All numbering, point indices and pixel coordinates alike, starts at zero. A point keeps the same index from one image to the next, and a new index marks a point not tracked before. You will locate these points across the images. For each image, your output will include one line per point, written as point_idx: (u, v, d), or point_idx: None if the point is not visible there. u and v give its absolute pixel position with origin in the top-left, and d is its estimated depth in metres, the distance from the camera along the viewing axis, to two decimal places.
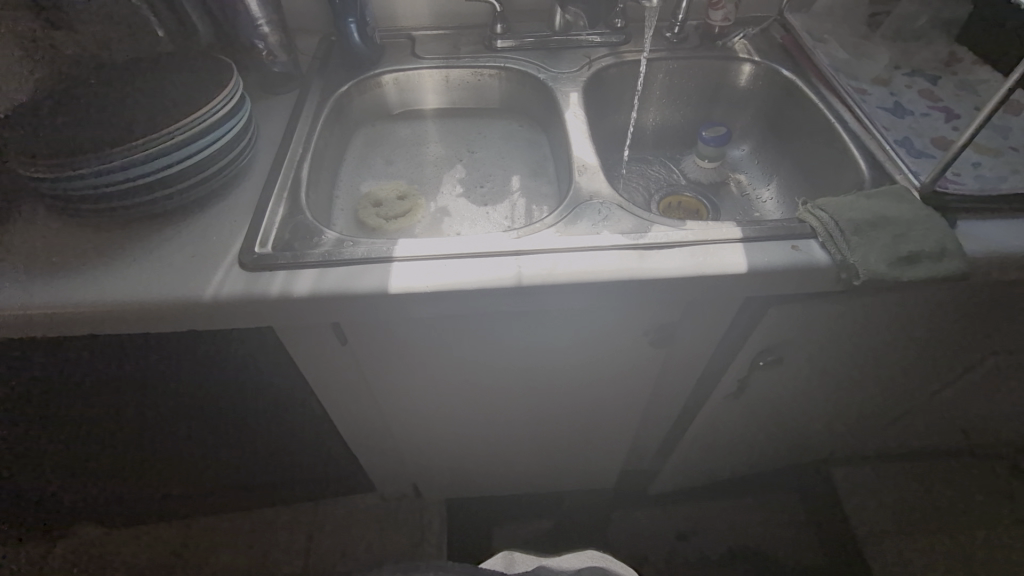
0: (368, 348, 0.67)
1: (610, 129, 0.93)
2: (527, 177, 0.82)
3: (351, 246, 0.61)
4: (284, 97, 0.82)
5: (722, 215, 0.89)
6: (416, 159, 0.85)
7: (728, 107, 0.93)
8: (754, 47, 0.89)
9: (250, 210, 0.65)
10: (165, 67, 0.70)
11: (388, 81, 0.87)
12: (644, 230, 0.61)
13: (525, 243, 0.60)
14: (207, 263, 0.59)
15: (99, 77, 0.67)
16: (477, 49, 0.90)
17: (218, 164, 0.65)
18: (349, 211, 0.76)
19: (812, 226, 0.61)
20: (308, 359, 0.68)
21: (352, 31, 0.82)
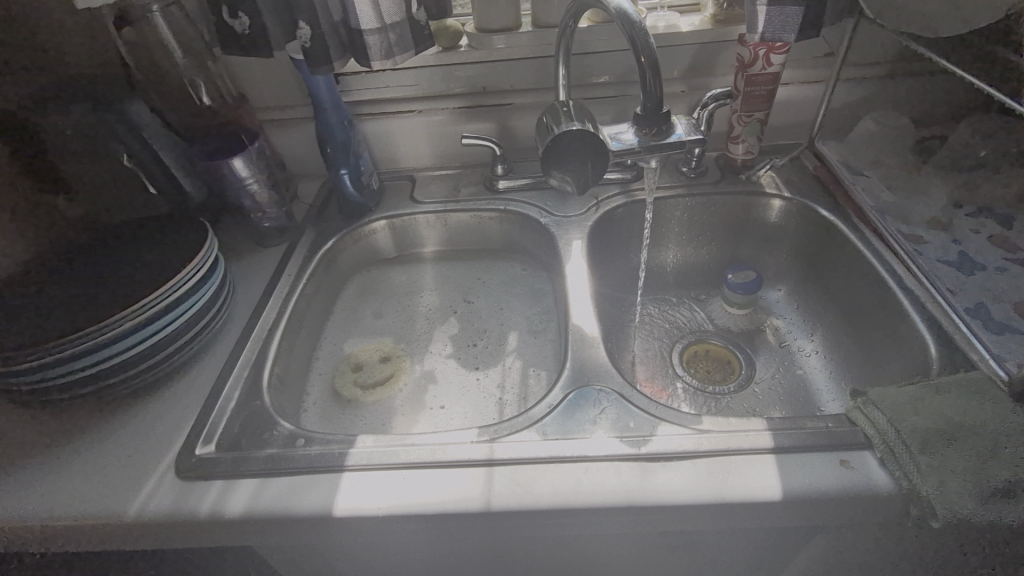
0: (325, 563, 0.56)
1: (625, 268, 0.84)
2: (526, 334, 0.74)
3: (303, 445, 0.52)
4: (275, 249, 0.79)
5: (757, 371, 0.76)
6: (408, 312, 0.78)
7: (758, 243, 0.83)
8: (782, 179, 0.81)
9: (205, 394, 0.58)
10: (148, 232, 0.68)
11: (383, 227, 0.84)
12: (648, 433, 0.50)
13: (501, 449, 0.50)
14: (144, 467, 0.52)
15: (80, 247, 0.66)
16: (478, 190, 0.86)
17: (179, 342, 0.60)
18: (326, 377, 0.69)
19: (863, 429, 0.48)
20: (258, 567, 0.58)
21: (344, 181, 0.80)
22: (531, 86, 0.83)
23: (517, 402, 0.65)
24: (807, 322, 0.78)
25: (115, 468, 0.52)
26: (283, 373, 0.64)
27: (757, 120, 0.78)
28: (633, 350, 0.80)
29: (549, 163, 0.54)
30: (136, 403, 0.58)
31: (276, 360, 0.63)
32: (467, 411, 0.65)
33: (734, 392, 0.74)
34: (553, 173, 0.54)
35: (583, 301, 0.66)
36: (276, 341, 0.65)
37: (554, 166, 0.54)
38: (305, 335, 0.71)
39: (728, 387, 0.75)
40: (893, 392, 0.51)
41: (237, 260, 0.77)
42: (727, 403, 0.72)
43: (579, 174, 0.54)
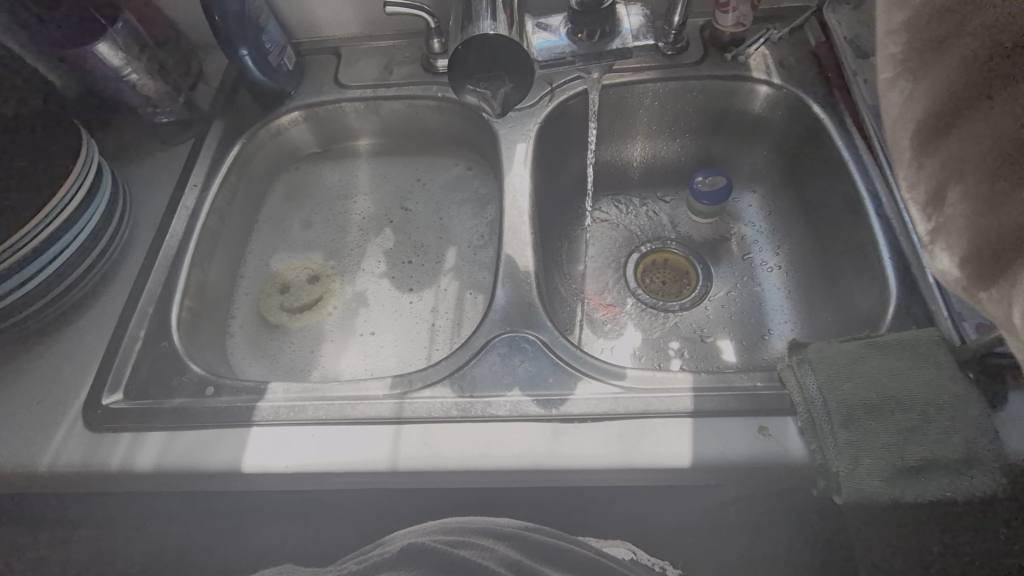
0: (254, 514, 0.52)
1: (583, 167, 0.75)
2: (466, 249, 0.68)
3: (213, 394, 0.50)
4: (179, 148, 0.68)
5: (714, 287, 0.72)
6: (340, 220, 0.71)
7: (738, 138, 0.73)
8: (778, 59, 0.67)
9: (109, 333, 0.54)
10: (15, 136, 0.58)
11: (305, 117, 0.72)
12: (566, 392, 0.48)
13: (412, 407, 0.48)
14: (52, 417, 0.50)
15: None
16: (414, 70, 0.72)
17: (69, 276, 0.54)
18: (251, 299, 0.66)
19: (790, 393, 0.46)
20: None
21: (247, 63, 0.66)
22: None
23: (450, 329, 0.62)
24: (777, 232, 0.71)
25: (21, 419, 0.50)
26: (197, 304, 0.59)
27: None
28: (585, 261, 0.74)
29: (457, 76, 0.42)
30: (36, 343, 0.54)
31: (186, 291, 0.58)
32: (398, 338, 0.62)
33: (686, 309, 0.70)
34: (465, 87, 0.42)
35: (524, 224, 0.59)
36: (184, 269, 0.59)
37: (465, 78, 0.42)
38: (225, 255, 0.66)
39: (681, 304, 0.71)
40: (834, 350, 0.47)
41: (135, 163, 0.67)
42: (675, 323, 0.69)
43: (497, 89, 0.42)
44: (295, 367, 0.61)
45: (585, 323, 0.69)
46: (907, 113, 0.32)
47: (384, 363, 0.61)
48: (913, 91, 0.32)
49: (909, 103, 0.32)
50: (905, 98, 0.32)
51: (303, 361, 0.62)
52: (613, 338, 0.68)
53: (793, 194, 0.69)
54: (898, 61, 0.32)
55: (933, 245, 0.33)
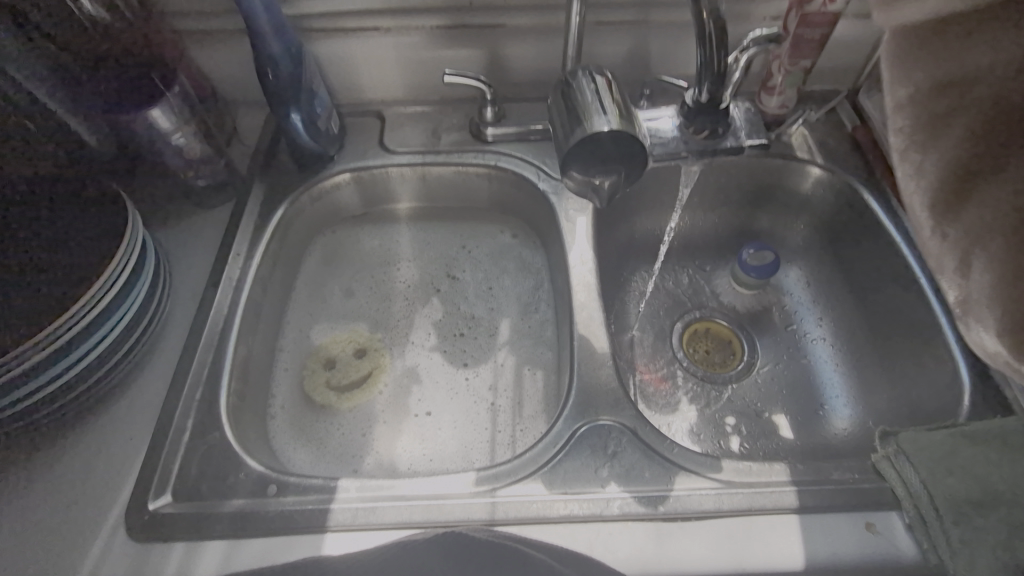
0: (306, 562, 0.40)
1: (628, 236, 0.75)
2: (519, 322, 0.66)
3: (276, 493, 0.46)
4: (216, 213, 0.65)
5: (761, 359, 0.72)
6: (384, 289, 0.69)
7: (778, 212, 0.75)
8: (817, 140, 0.70)
9: (152, 423, 0.50)
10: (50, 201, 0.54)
11: (348, 181, 0.70)
12: (664, 487, 0.45)
13: (503, 508, 0.45)
14: (90, 524, 0.45)
15: None
16: (463, 137, 0.72)
17: (109, 361, 0.50)
18: (293, 376, 0.61)
19: (891, 486, 0.45)
20: None
21: (297, 128, 0.64)
22: (529, 4, 0.66)
23: (511, 408, 0.60)
24: (820, 306, 0.72)
25: (56, 526, 0.45)
26: (244, 385, 0.55)
27: (802, 68, 0.65)
28: (632, 332, 0.73)
29: (568, 161, 0.43)
30: (66, 435, 0.49)
31: (233, 372, 0.54)
32: (458, 418, 0.59)
33: (736, 382, 0.70)
34: (574, 172, 0.43)
35: (592, 301, 0.58)
36: (232, 348, 0.54)
37: (575, 165, 0.43)
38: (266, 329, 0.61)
39: (729, 376, 0.70)
40: (928, 439, 0.46)
41: (168, 228, 0.64)
42: (728, 396, 0.69)
43: (607, 181, 0.43)
44: (346, 452, 0.57)
45: (639, 396, 0.68)
46: (920, 185, 0.28)
47: (444, 446, 0.57)
48: (922, 163, 0.28)
49: (920, 173, 0.28)
50: (914, 172, 0.28)
51: (355, 446, 0.57)
52: (668, 413, 0.67)
53: (838, 268, 0.71)
54: (901, 134, 0.29)
55: (965, 318, 0.28)
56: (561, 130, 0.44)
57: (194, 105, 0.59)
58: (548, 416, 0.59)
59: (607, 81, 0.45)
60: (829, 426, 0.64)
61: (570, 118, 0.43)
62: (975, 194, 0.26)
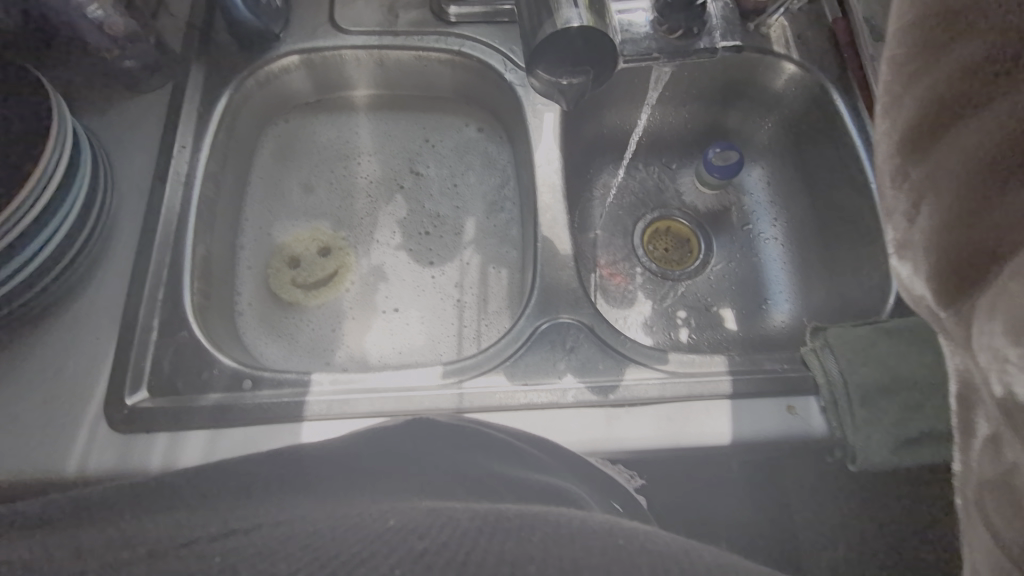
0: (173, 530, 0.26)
1: (597, 132, 0.73)
2: (484, 220, 0.66)
3: (251, 387, 0.48)
4: (153, 100, 0.60)
5: (715, 257, 0.75)
6: (345, 185, 0.67)
7: (748, 109, 0.74)
8: (795, 32, 0.67)
9: (117, 323, 0.50)
10: None
11: (298, 65, 0.64)
12: (616, 378, 0.50)
13: (469, 398, 0.49)
14: (70, 419, 0.47)
15: None
16: (422, 15, 0.66)
17: (59, 262, 0.48)
18: (257, 274, 0.61)
19: (814, 375, 0.51)
20: None
21: (234, 0, 0.57)
22: None
23: (476, 305, 0.62)
24: (776, 206, 0.75)
25: (35, 421, 0.47)
26: (207, 285, 0.55)
27: None
28: (595, 231, 0.74)
29: (534, 59, 0.40)
30: (27, 335, 0.49)
31: (194, 272, 0.53)
32: (425, 315, 0.61)
33: (690, 279, 0.74)
34: (539, 71, 0.40)
35: (557, 203, 0.58)
36: (189, 249, 0.53)
37: (541, 64, 0.40)
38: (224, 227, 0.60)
39: (684, 273, 0.74)
40: (852, 334, 0.51)
41: (101, 115, 0.58)
42: (682, 292, 0.73)
43: (575, 81, 0.41)
44: (317, 347, 0.59)
45: (599, 293, 0.71)
46: (906, 114, 0.37)
47: (412, 341, 0.60)
48: (905, 96, 0.37)
49: (902, 104, 0.37)
50: (897, 100, 0.38)
51: (325, 341, 0.59)
52: (625, 309, 0.71)
53: (798, 169, 0.73)
54: (894, 64, 0.38)
55: (903, 249, 0.38)
56: (528, 20, 0.41)
57: None
58: (512, 312, 0.61)
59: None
60: (770, 320, 0.70)
61: (537, 8, 0.40)
62: (943, 137, 0.35)
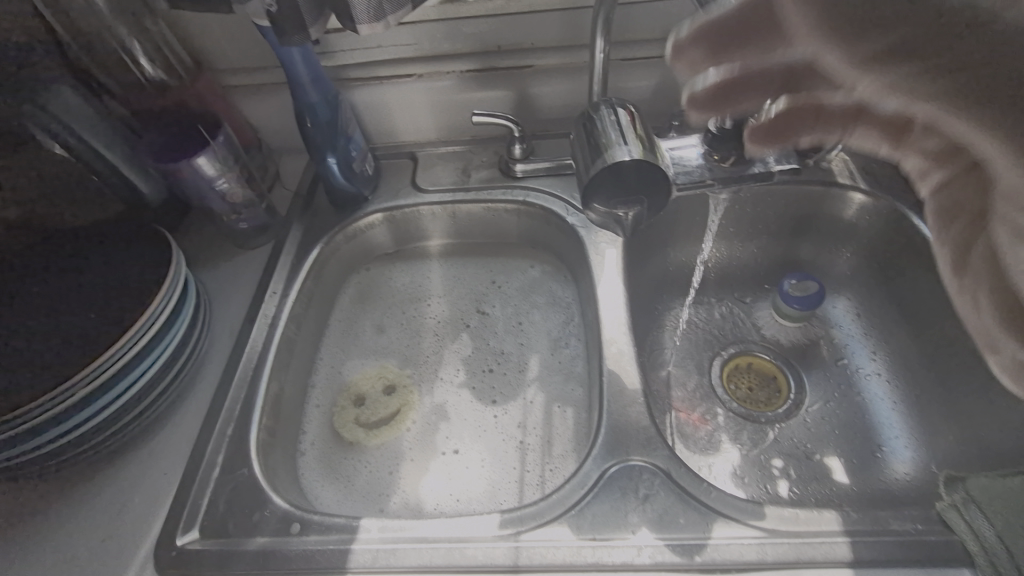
0: None
1: (662, 267, 0.73)
2: (548, 357, 0.65)
3: (299, 532, 0.46)
4: (257, 253, 0.68)
5: (809, 396, 0.67)
6: (414, 325, 0.69)
7: (820, 241, 0.72)
8: (858, 165, 0.67)
9: (186, 456, 0.51)
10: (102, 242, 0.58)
11: (380, 220, 0.72)
12: (701, 535, 0.42)
13: (526, 554, 0.43)
14: (123, 557, 0.46)
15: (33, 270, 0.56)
16: (493, 174, 0.73)
17: (147, 396, 0.51)
18: (323, 413, 0.62)
19: (963, 541, 0.40)
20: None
21: (333, 170, 0.68)
22: (554, 43, 0.68)
23: (540, 447, 0.58)
24: (871, 339, 0.68)
25: (91, 559, 0.46)
26: (275, 422, 0.55)
27: None
28: (668, 367, 0.70)
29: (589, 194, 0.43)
30: (106, 467, 0.51)
31: (264, 409, 0.54)
32: (486, 457, 0.58)
33: (782, 421, 0.66)
34: (595, 203, 0.42)
35: (622, 335, 0.56)
36: (263, 386, 0.55)
37: (595, 198, 0.42)
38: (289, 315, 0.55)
39: (775, 415, 0.66)
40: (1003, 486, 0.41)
41: (212, 269, 0.67)
42: (774, 436, 0.64)
43: (629, 212, 0.42)
44: (373, 490, 0.56)
45: (676, 436, 0.64)
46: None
47: (471, 486, 0.56)
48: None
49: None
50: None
51: (382, 484, 0.56)
52: (708, 454, 0.63)
53: (889, 298, 0.67)
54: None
55: None
56: (584, 160, 0.43)
57: (237, 150, 0.61)
58: (579, 455, 0.56)
59: (629, 112, 0.44)
60: (889, 471, 0.59)
61: (591, 151, 0.43)
62: None
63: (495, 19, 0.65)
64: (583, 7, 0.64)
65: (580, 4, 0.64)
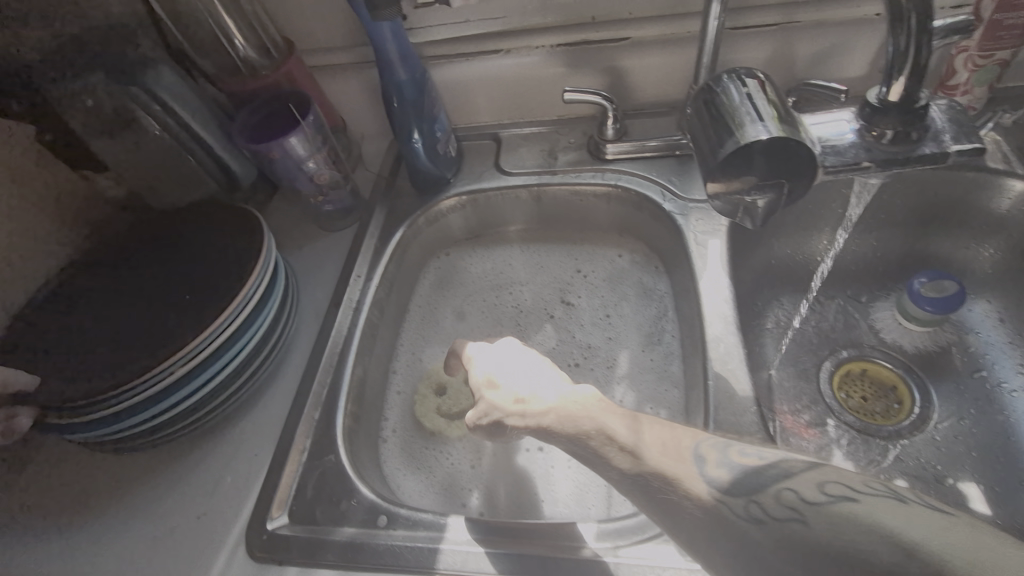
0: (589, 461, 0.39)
1: (765, 259, 0.67)
2: (639, 354, 0.60)
3: (386, 526, 0.44)
4: (340, 236, 0.68)
5: (937, 411, 0.59)
6: (494, 313, 0.67)
7: (957, 234, 0.63)
8: (1014, 146, 0.58)
9: (275, 439, 0.51)
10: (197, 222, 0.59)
11: (463, 204, 0.70)
12: None
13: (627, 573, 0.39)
14: (217, 536, 0.47)
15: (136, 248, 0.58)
16: (580, 156, 0.69)
17: (240, 377, 0.52)
18: (404, 400, 0.60)
19: None
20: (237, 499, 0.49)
21: (417, 152, 0.66)
22: (655, 12, 0.62)
23: None
24: (1019, 349, 0.59)
25: (187, 535, 0.47)
26: (359, 408, 0.55)
27: (996, 61, 0.54)
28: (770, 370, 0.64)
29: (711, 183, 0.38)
30: (201, 444, 0.52)
31: (349, 395, 0.54)
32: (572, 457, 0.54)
33: (906, 438, 0.58)
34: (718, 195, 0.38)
35: (730, 334, 0.51)
36: (349, 371, 0.55)
37: (717, 187, 0.38)
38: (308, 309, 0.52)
39: (897, 430, 0.59)
40: None
41: (298, 251, 0.67)
42: (896, 454, 0.57)
43: (759, 198, 0.38)
44: (454, 484, 0.54)
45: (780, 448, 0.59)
46: None
47: (556, 487, 0.53)
48: None
49: None
50: None
51: (464, 478, 0.55)
52: None
53: None
54: None
55: None
56: (705, 141, 0.39)
57: (325, 130, 0.60)
58: None
59: (759, 82, 0.39)
60: None
61: (715, 131, 0.38)
62: None
63: None
64: None
65: None
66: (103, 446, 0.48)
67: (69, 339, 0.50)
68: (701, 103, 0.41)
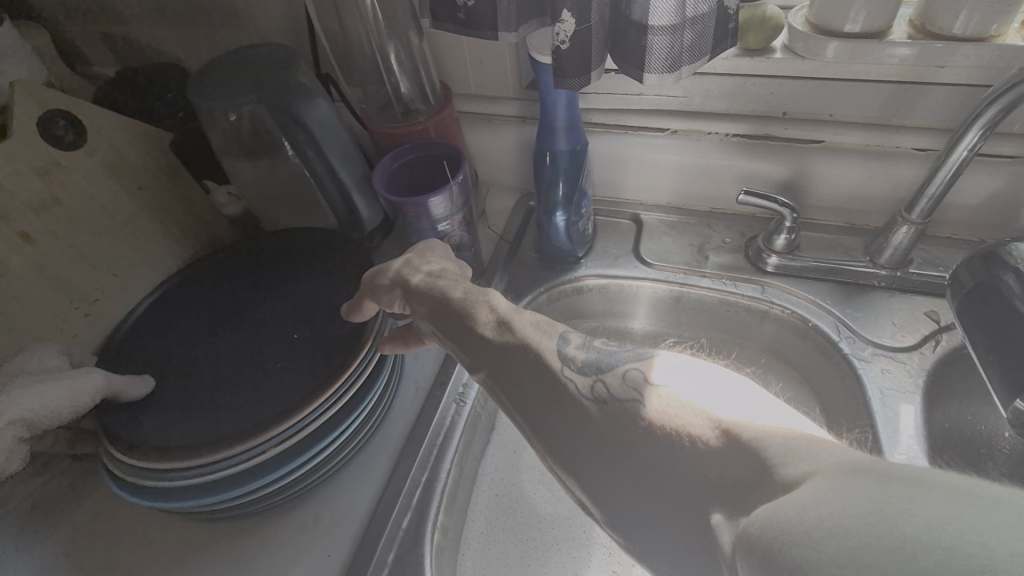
0: (756, 482, 0.26)
1: None
2: None
3: None
4: None
5: None
6: None
7: None
8: None
9: (353, 541, 0.44)
10: (313, 264, 0.54)
11: (591, 289, 0.63)
12: None
13: None
14: None
15: (245, 279, 0.53)
16: (735, 260, 0.60)
17: (331, 462, 0.45)
18: (495, 512, 0.52)
19: None
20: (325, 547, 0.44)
21: (557, 224, 0.59)
22: (864, 120, 0.53)
23: None
24: None
25: None
26: (450, 518, 0.47)
27: None
28: None
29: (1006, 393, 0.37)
30: (273, 524, 0.46)
31: (442, 502, 0.46)
32: None
33: None
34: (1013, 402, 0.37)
35: None
36: (446, 473, 0.48)
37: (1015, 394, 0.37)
38: (368, 280, 0.46)
39: None
40: None
41: None
42: None
43: None
44: None
45: None
46: None
47: None
48: None
49: None
50: None
51: None
52: None
53: None
54: None
55: None
56: (1002, 344, 0.38)
57: (468, 191, 0.54)
58: None
59: None
60: None
61: (990, 339, 0.38)
62: None
63: (799, 81, 0.52)
64: (926, 83, 0.49)
65: (925, 79, 0.49)
66: (175, 513, 0.43)
67: (164, 377, 0.45)
68: (963, 278, 0.41)
